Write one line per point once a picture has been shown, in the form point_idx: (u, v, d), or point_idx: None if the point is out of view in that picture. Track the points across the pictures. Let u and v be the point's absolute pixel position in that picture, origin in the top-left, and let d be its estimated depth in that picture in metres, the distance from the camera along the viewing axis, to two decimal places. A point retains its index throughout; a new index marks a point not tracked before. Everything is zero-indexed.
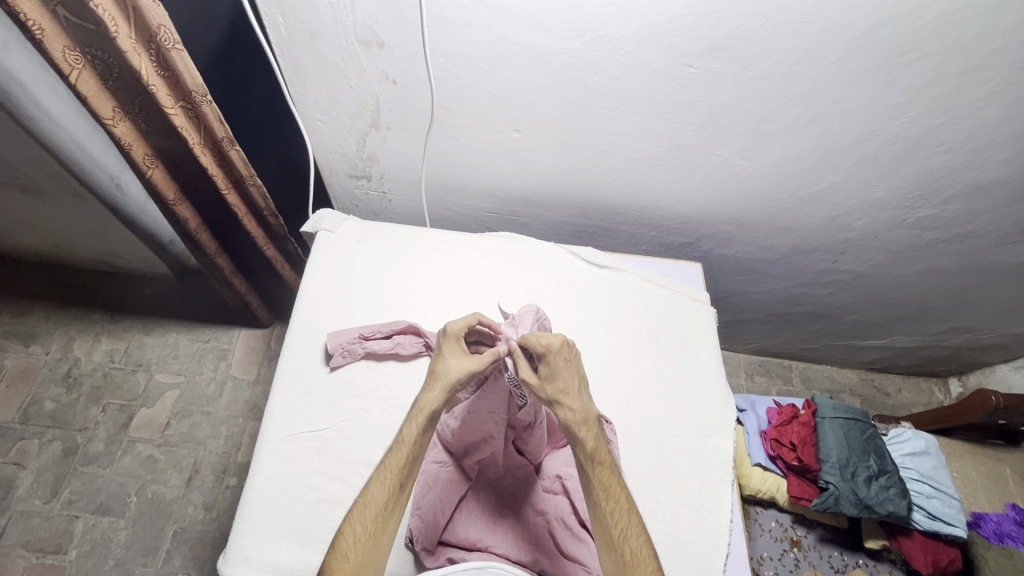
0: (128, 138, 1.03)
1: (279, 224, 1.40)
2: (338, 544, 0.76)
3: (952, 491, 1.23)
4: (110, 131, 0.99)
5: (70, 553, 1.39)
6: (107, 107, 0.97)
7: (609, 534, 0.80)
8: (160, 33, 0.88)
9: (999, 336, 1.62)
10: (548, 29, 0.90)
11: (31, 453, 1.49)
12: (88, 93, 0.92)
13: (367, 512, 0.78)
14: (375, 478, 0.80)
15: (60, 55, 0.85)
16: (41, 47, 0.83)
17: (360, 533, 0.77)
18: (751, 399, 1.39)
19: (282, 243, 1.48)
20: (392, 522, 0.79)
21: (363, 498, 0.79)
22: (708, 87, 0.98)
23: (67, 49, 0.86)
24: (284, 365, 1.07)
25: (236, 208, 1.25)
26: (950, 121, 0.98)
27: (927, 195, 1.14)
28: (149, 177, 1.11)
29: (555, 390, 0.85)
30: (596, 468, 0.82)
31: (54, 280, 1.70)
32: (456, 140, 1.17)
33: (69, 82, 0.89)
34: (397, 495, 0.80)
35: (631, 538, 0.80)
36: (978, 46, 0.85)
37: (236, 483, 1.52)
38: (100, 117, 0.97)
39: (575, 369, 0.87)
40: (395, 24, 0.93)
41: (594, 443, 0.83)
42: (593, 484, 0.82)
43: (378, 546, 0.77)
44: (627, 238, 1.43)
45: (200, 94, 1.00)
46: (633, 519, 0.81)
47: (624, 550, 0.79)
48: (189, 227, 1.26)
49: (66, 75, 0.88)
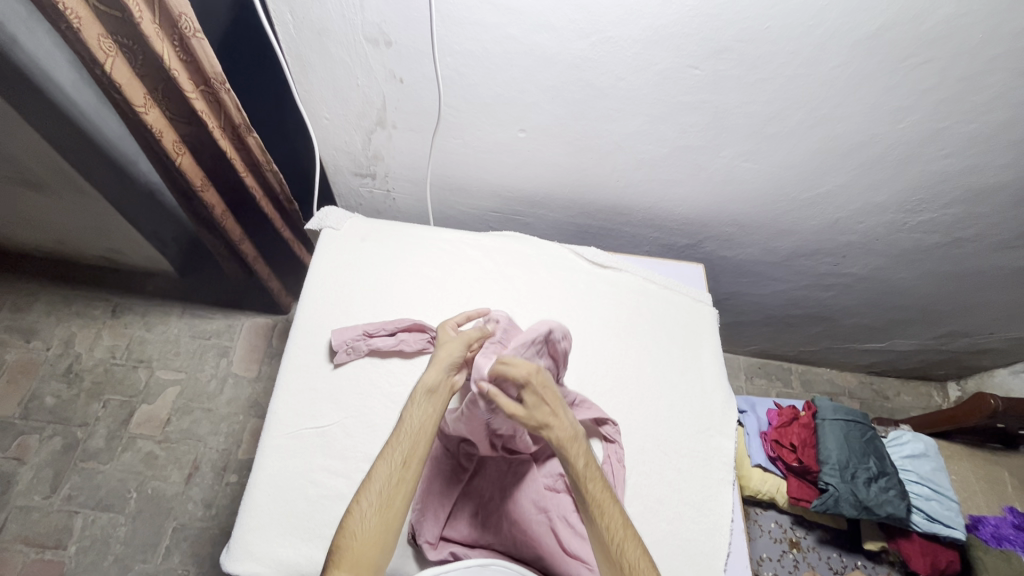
0: (159, 125, 1.04)
1: (294, 210, 1.45)
2: (347, 523, 0.77)
3: (950, 494, 1.23)
4: (143, 119, 1.00)
5: (70, 548, 1.39)
6: (139, 94, 0.97)
7: (608, 548, 0.80)
8: (182, 20, 0.89)
9: (998, 341, 1.63)
10: (555, 29, 0.91)
11: (31, 448, 1.49)
12: (121, 81, 0.93)
13: (372, 492, 0.78)
14: (380, 458, 0.81)
15: (94, 43, 0.86)
16: (78, 36, 0.84)
17: (366, 509, 0.77)
18: (751, 400, 1.40)
19: (297, 227, 1.52)
20: (399, 499, 0.78)
21: (367, 477, 0.80)
22: (713, 89, 0.98)
23: (101, 37, 0.87)
24: (288, 360, 1.07)
25: (254, 191, 1.28)
26: (953, 125, 0.98)
27: (928, 199, 1.15)
28: (176, 164, 1.11)
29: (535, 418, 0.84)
30: (589, 482, 0.82)
31: (56, 275, 1.70)
32: (460, 140, 1.18)
33: (102, 70, 0.90)
34: (404, 476, 0.79)
35: (628, 549, 0.79)
36: (982, 51, 0.86)
37: (236, 480, 1.52)
38: (133, 106, 0.97)
39: (549, 389, 0.86)
40: (403, 23, 0.94)
41: (585, 460, 0.84)
42: (586, 500, 0.82)
43: (386, 522, 0.77)
44: (629, 239, 1.44)
45: (219, 81, 1.01)
46: (631, 526, 0.82)
47: (623, 564, 0.78)
48: (214, 214, 1.26)
49: (100, 64, 0.89)
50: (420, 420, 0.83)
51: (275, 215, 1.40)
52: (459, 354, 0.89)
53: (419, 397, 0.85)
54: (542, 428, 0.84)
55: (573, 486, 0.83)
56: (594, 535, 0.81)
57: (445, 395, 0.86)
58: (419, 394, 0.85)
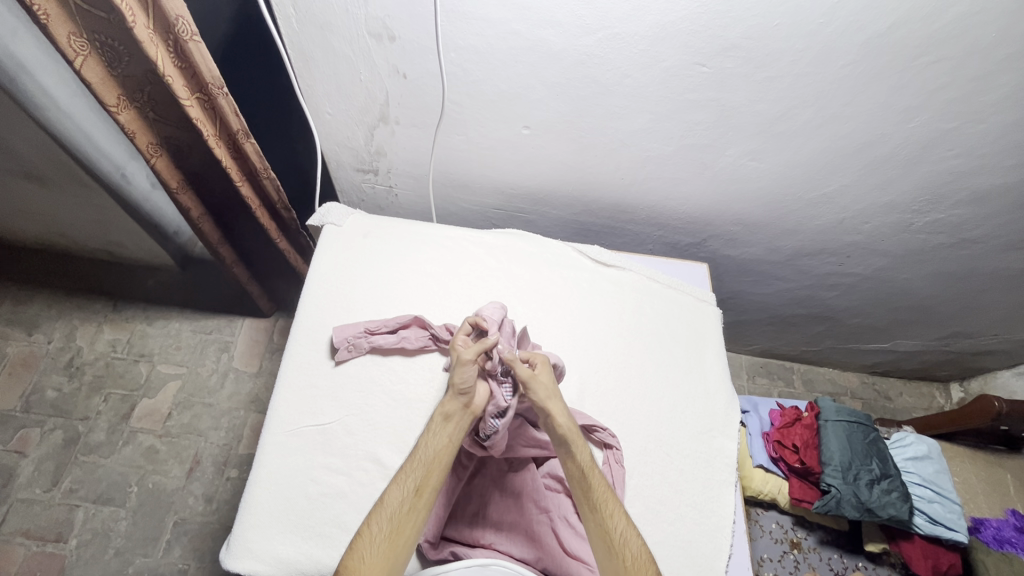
0: (132, 127, 1.03)
1: (291, 219, 1.43)
2: (354, 546, 0.75)
3: (953, 497, 1.23)
4: (115, 118, 0.99)
5: (70, 541, 1.39)
6: (112, 94, 0.96)
7: (610, 540, 0.80)
8: (178, 25, 0.88)
9: (1002, 343, 1.62)
10: (560, 25, 0.90)
11: (32, 441, 1.49)
12: (92, 79, 0.92)
13: (383, 516, 0.77)
14: (392, 484, 0.80)
15: (65, 41, 0.85)
16: (48, 32, 0.82)
17: (377, 534, 0.76)
18: (754, 400, 1.40)
19: (293, 235, 1.50)
20: (409, 527, 0.77)
21: (378, 501, 0.79)
22: (720, 87, 0.97)
23: (73, 34, 0.85)
24: (290, 357, 1.06)
25: (251, 200, 1.26)
26: (964, 125, 0.97)
27: (936, 199, 1.13)
28: (151, 165, 1.11)
29: (542, 395, 0.88)
30: (591, 474, 0.84)
31: (57, 268, 1.70)
32: (464, 136, 1.17)
33: (74, 68, 0.89)
34: (417, 507, 0.78)
35: (631, 541, 0.80)
36: (994, 50, 0.84)
37: (237, 475, 1.52)
38: (104, 104, 0.97)
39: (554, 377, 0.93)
40: (407, 17, 0.93)
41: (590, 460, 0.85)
42: (589, 492, 0.83)
43: (395, 554, 0.75)
44: (633, 238, 1.43)
45: (217, 87, 0.99)
46: (631, 521, 0.82)
47: (625, 556, 0.78)
48: (189, 216, 1.26)
49: (71, 61, 0.88)
50: (436, 447, 0.83)
51: (272, 224, 1.37)
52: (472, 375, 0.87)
53: (436, 422, 0.85)
54: (549, 417, 0.86)
55: (574, 478, 0.84)
56: (594, 528, 0.81)
57: (461, 420, 0.86)
58: (438, 417, 0.86)
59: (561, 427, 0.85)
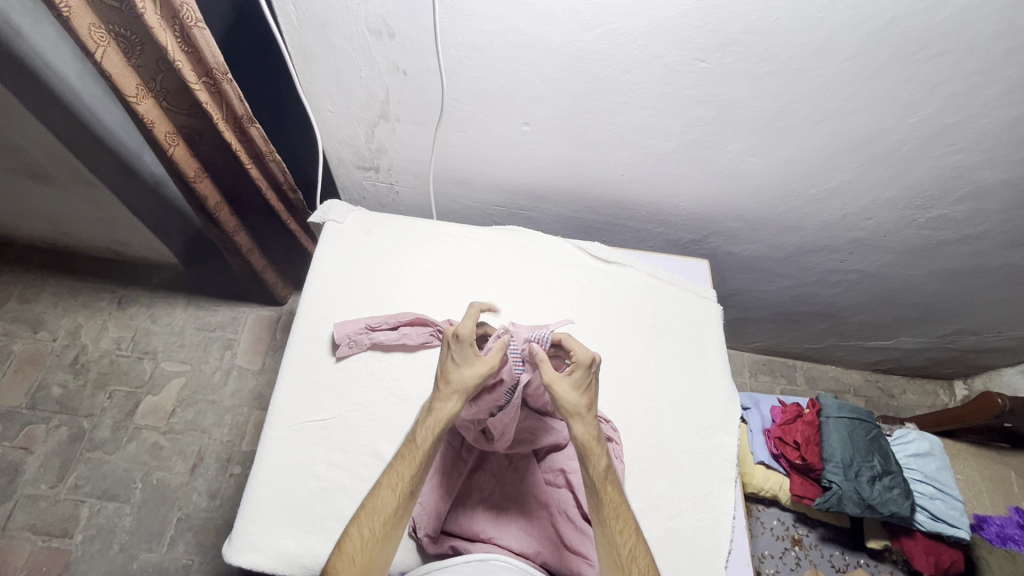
0: (152, 116, 1.04)
1: (298, 198, 1.42)
2: (343, 547, 0.76)
3: (955, 493, 1.22)
4: (136, 108, 1.00)
5: (76, 536, 1.40)
6: (132, 84, 0.97)
7: (618, 555, 0.79)
8: (184, 11, 0.89)
9: (1007, 339, 1.60)
10: (560, 21, 0.90)
11: (38, 437, 1.51)
12: (113, 70, 0.93)
13: (375, 519, 0.76)
14: (385, 484, 0.78)
15: (86, 32, 0.86)
16: (70, 25, 0.84)
17: (367, 538, 0.76)
18: (755, 396, 1.39)
19: (301, 216, 1.50)
20: (400, 527, 0.78)
21: (371, 504, 0.77)
22: (720, 82, 0.97)
23: (94, 27, 0.87)
24: (290, 354, 1.07)
25: (260, 182, 1.27)
26: (966, 120, 0.97)
27: (938, 195, 1.13)
28: (170, 155, 1.11)
29: (569, 408, 0.82)
30: (605, 486, 0.82)
31: (63, 266, 1.72)
32: (464, 133, 1.17)
33: (94, 59, 0.90)
34: (407, 500, 0.78)
35: (638, 558, 0.79)
36: (996, 44, 0.84)
37: (241, 471, 1.53)
38: (125, 95, 0.98)
39: (586, 381, 0.84)
40: (406, 14, 0.93)
41: (606, 464, 0.82)
42: (603, 502, 0.82)
43: (384, 551, 0.76)
44: (634, 234, 1.44)
45: (222, 72, 1.00)
46: (642, 537, 0.81)
47: (632, 572, 0.78)
48: (207, 204, 1.26)
49: (92, 53, 0.89)
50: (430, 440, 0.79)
51: (280, 206, 1.39)
52: (475, 382, 0.81)
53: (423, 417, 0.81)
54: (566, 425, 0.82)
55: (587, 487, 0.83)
56: (602, 540, 0.81)
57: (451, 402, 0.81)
58: (435, 423, 0.80)
59: (576, 436, 0.82)
